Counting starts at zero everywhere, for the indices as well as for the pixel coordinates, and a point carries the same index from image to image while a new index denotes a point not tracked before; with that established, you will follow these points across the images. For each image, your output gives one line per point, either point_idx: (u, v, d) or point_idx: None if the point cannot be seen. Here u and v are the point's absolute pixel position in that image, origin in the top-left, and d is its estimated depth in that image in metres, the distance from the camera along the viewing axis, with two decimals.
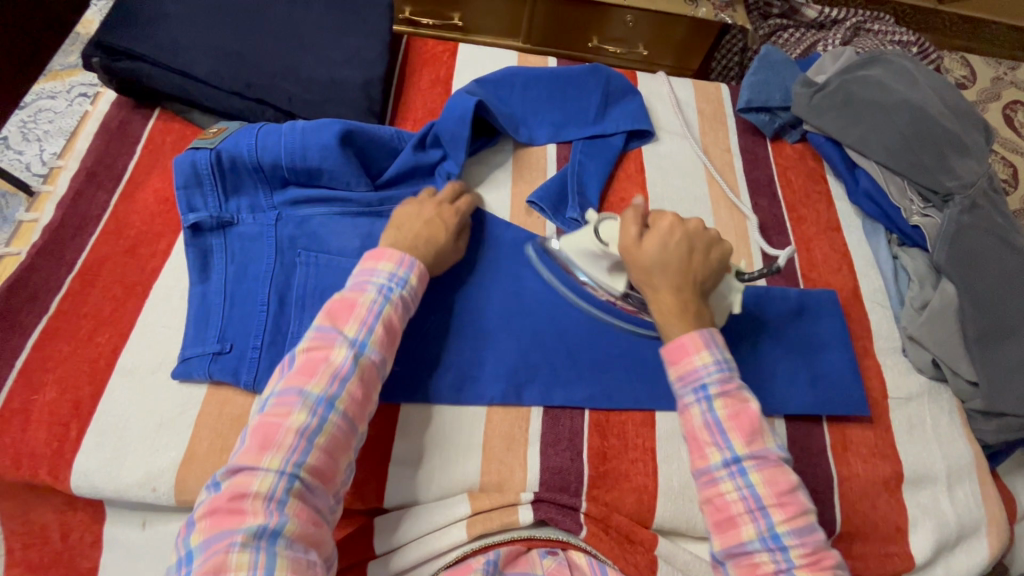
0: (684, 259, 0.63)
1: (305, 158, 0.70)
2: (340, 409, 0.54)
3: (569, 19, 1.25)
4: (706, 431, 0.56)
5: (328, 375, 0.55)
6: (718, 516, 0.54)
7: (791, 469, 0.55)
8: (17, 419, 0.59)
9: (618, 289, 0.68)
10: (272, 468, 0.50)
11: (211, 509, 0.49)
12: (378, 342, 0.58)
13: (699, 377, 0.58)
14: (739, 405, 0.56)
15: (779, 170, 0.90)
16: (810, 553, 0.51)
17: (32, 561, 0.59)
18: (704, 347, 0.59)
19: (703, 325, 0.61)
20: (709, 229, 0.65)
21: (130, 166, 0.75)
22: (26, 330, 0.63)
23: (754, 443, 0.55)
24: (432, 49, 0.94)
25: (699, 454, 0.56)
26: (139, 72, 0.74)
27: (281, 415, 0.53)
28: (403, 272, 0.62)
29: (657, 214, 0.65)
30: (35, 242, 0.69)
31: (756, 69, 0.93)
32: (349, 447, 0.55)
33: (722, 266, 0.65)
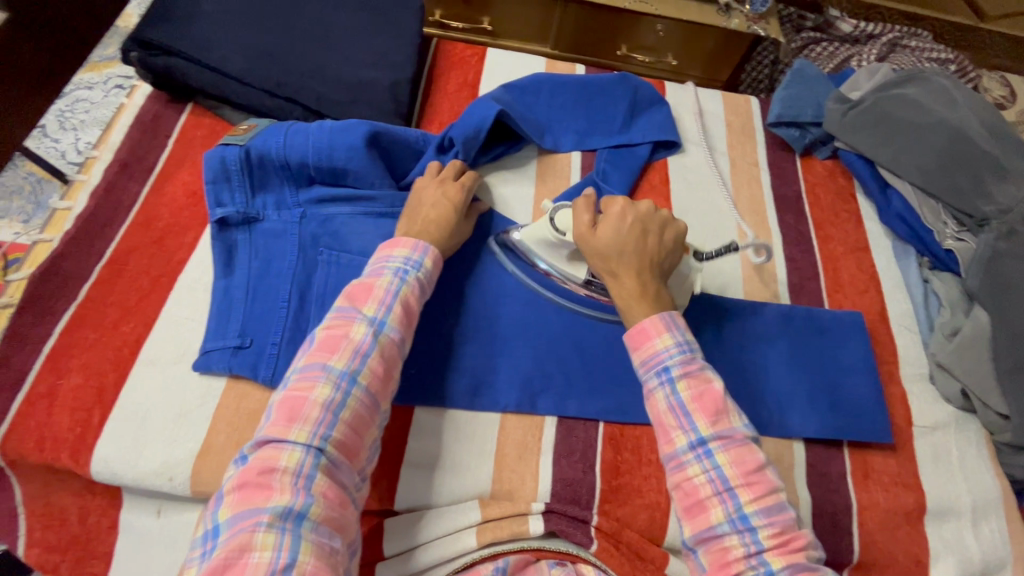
0: (640, 241, 0.65)
1: (332, 158, 0.71)
2: (362, 384, 0.55)
3: (599, 26, 1.25)
4: (672, 414, 0.57)
5: (349, 351, 0.56)
6: (687, 501, 0.55)
7: (758, 448, 0.56)
8: (42, 403, 0.60)
9: (580, 277, 0.70)
10: (299, 442, 0.51)
11: (240, 484, 0.49)
12: (396, 320, 0.59)
13: (661, 361, 0.59)
14: (703, 386, 0.57)
15: (807, 187, 0.88)
16: (778, 533, 0.52)
17: (49, 543, 0.60)
18: (665, 331, 0.60)
19: (662, 308, 0.63)
20: (658, 210, 0.67)
21: (161, 160, 0.77)
22: (55, 316, 0.65)
23: (718, 423, 0.56)
24: (460, 53, 0.94)
25: (665, 438, 0.57)
26: (173, 68, 0.76)
27: (306, 390, 0.54)
28: (418, 256, 0.64)
29: (609, 199, 0.68)
30: (67, 230, 0.71)
31: (788, 83, 0.91)
32: (372, 423, 0.56)
33: (676, 246, 0.67)
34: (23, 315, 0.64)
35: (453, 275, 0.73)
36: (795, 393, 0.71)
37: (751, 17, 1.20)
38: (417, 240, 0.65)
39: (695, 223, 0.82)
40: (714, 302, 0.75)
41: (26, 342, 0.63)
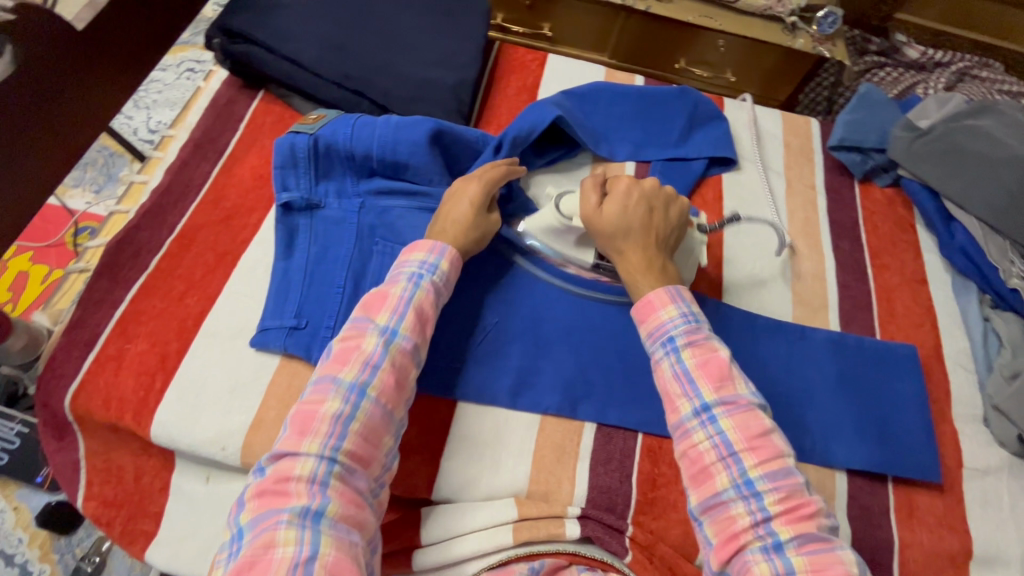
0: (646, 218, 0.68)
1: (395, 152, 0.73)
2: (372, 395, 0.56)
3: (659, 38, 1.25)
4: (677, 382, 0.59)
5: (360, 363, 0.57)
6: (693, 468, 0.56)
7: (765, 415, 0.57)
8: (110, 364, 0.63)
9: (587, 260, 0.72)
10: (311, 452, 0.52)
11: (259, 490, 0.51)
12: (409, 328, 0.60)
13: (666, 331, 0.61)
14: (707, 353, 0.59)
15: (865, 214, 0.86)
16: (785, 499, 0.52)
17: (106, 497, 0.64)
18: (670, 302, 0.62)
19: (668, 282, 0.66)
20: (662, 187, 0.71)
21: (232, 143, 0.80)
22: (127, 284, 0.68)
23: (722, 389, 0.57)
24: (522, 57, 0.95)
25: (672, 407, 0.59)
26: (250, 56, 0.79)
27: (317, 403, 0.55)
28: (433, 259, 0.64)
29: (614, 179, 0.72)
30: (143, 203, 0.74)
31: (854, 107, 0.89)
32: (386, 433, 0.57)
33: (682, 222, 0.71)
34: (99, 280, 0.68)
35: (502, 275, 0.74)
36: (841, 422, 0.69)
37: (817, 37, 1.18)
38: (435, 241, 0.65)
39: (747, 241, 0.81)
40: (762, 323, 0.74)
41: (99, 306, 0.66)
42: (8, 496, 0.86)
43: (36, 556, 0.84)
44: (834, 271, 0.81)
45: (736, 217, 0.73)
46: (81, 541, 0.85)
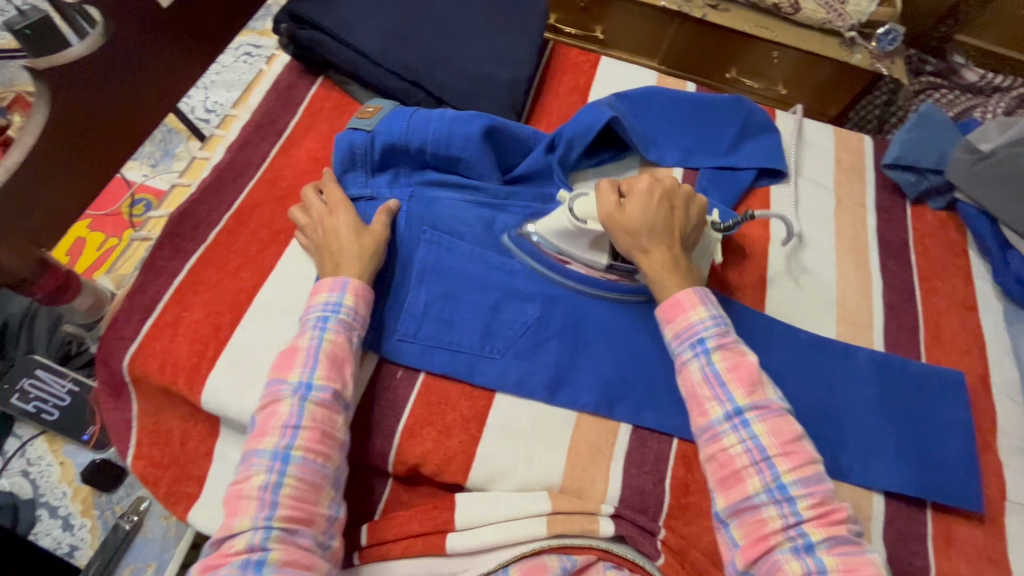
0: (668, 215, 0.67)
1: (449, 147, 0.74)
2: (296, 457, 0.55)
3: (712, 46, 1.24)
4: (706, 385, 0.59)
5: (278, 429, 0.57)
6: (723, 471, 0.56)
7: (794, 420, 0.58)
8: (167, 331, 0.66)
9: (602, 262, 0.71)
10: (244, 528, 0.53)
11: (204, 564, 0.53)
12: (322, 375, 0.59)
13: (695, 332, 0.62)
14: (738, 357, 0.60)
15: (915, 236, 0.84)
16: (818, 504, 0.53)
17: (153, 458, 0.66)
18: (699, 304, 0.63)
19: (692, 282, 0.66)
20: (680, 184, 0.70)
21: (291, 125, 0.83)
22: (186, 254, 0.70)
23: (754, 394, 0.58)
24: (575, 57, 0.96)
25: (700, 409, 0.59)
26: (315, 42, 0.81)
27: (244, 480, 0.55)
28: (338, 297, 0.63)
29: (633, 179, 0.70)
30: (205, 178, 0.77)
31: (911, 127, 0.88)
32: (325, 486, 0.56)
33: (700, 220, 0.70)
34: (160, 249, 0.71)
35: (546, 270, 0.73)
36: (881, 444, 0.68)
37: (876, 54, 1.17)
38: (335, 278, 0.64)
39: (792, 255, 0.81)
40: (805, 337, 0.73)
41: (160, 274, 0.69)
42: (56, 451, 0.91)
43: (78, 510, 0.87)
44: (881, 290, 0.79)
45: (753, 215, 0.71)
46: (121, 499, 0.88)
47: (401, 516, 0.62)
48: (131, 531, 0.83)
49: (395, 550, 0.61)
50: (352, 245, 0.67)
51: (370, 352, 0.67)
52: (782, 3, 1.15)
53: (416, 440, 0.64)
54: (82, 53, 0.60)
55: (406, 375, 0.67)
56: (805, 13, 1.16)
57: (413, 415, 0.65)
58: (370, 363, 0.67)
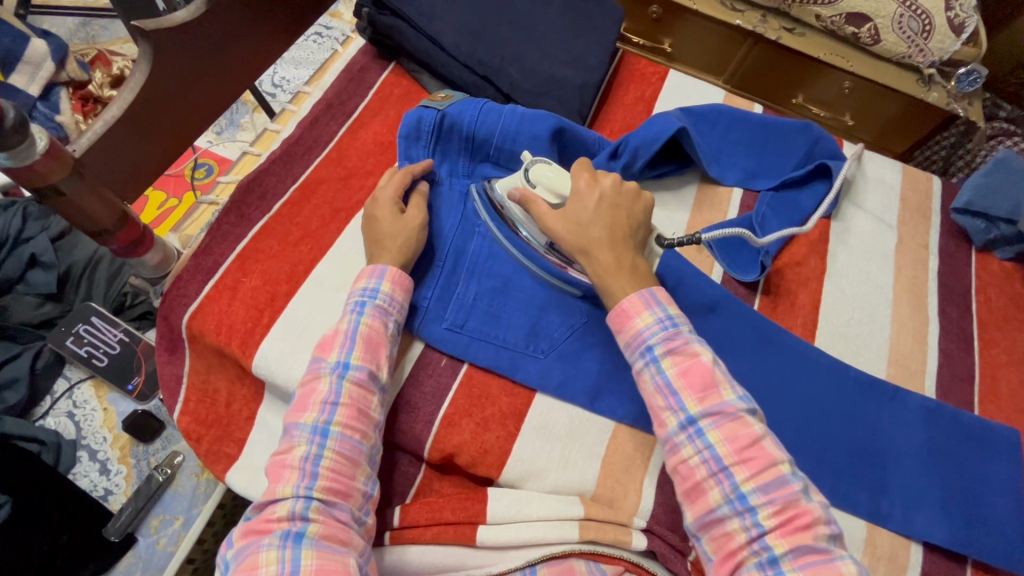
0: (614, 217, 0.65)
1: (515, 142, 0.74)
2: (335, 432, 0.56)
3: (781, 68, 1.24)
4: (659, 395, 0.57)
5: (318, 405, 0.57)
6: (685, 485, 0.54)
7: (753, 420, 0.55)
8: (226, 295, 0.68)
9: (541, 239, 0.70)
10: (287, 495, 0.53)
11: (245, 531, 0.53)
12: (360, 356, 0.59)
13: (644, 340, 0.59)
14: (687, 361, 0.57)
15: (978, 284, 0.82)
16: (778, 511, 0.51)
17: (199, 416, 0.68)
18: (645, 308, 0.59)
19: (641, 283, 0.62)
20: (624, 185, 0.67)
21: (360, 107, 0.84)
22: (251, 223, 0.72)
23: (707, 399, 0.55)
24: (644, 67, 0.96)
25: (658, 421, 0.57)
26: (394, 28, 0.83)
27: (287, 450, 0.56)
28: (376, 282, 0.64)
29: (576, 173, 0.68)
30: (274, 151, 0.78)
31: (986, 172, 0.85)
32: (363, 462, 0.57)
33: (645, 217, 0.67)
34: (227, 215, 0.73)
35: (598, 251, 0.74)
36: (926, 494, 0.66)
37: (954, 94, 1.15)
38: (373, 265, 0.65)
39: (847, 290, 0.79)
40: (854, 375, 0.71)
41: (225, 238, 0.71)
42: (100, 398, 0.95)
43: (116, 457, 0.91)
44: (937, 336, 0.77)
45: (699, 241, 0.69)
46: (157, 452, 0.91)
47: (435, 502, 0.63)
48: (163, 484, 0.86)
49: (425, 535, 0.61)
50: (409, 230, 0.68)
51: (417, 338, 0.68)
52: (862, 33, 1.12)
53: (454, 430, 0.64)
54: (185, 18, 0.63)
55: (449, 364, 0.67)
56: (884, 45, 1.13)
57: (454, 404, 0.65)
58: (416, 349, 0.68)
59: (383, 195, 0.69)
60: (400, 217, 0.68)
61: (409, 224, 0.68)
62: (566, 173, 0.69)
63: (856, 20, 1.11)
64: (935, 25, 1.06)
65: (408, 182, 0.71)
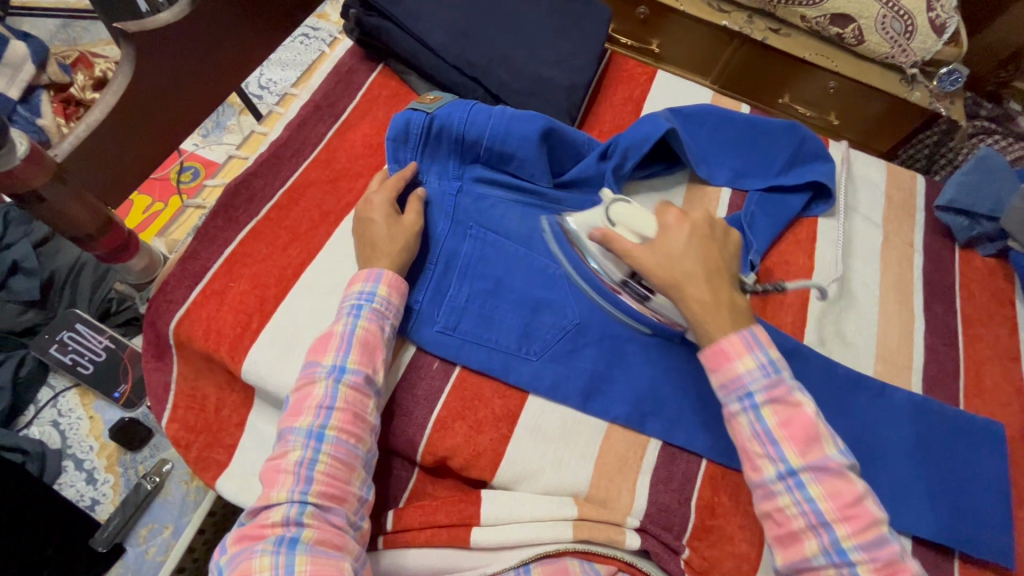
0: (706, 251, 0.62)
1: (504, 143, 0.73)
2: (330, 437, 0.56)
3: (767, 69, 1.25)
4: (757, 442, 0.56)
5: (313, 409, 0.57)
6: (779, 530, 0.55)
7: (855, 476, 0.55)
8: (213, 299, 0.67)
9: (618, 275, 0.67)
10: (281, 501, 0.53)
11: (239, 537, 0.52)
12: (356, 360, 0.59)
13: (743, 385, 0.57)
14: (790, 412, 0.56)
15: (961, 281, 0.83)
16: (880, 568, 0.51)
17: (188, 422, 0.68)
18: (746, 352, 0.58)
19: (742, 322, 0.60)
20: (714, 219, 0.65)
21: (348, 109, 0.84)
22: (238, 227, 0.71)
23: (810, 453, 0.55)
24: (633, 68, 0.96)
25: (753, 465, 0.57)
26: (382, 30, 0.82)
27: (281, 455, 0.56)
28: (372, 286, 0.63)
29: (659, 212, 0.64)
30: (261, 153, 0.78)
31: (967, 170, 0.85)
32: (357, 466, 0.57)
33: (735, 253, 0.66)
34: (215, 218, 0.72)
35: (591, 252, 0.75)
36: (913, 488, 0.67)
37: (936, 93, 1.17)
38: (369, 269, 0.64)
39: (835, 288, 0.79)
40: (844, 373, 0.72)
41: (212, 242, 0.70)
42: (86, 405, 0.93)
43: (103, 465, 0.89)
44: (923, 333, 0.78)
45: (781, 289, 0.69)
46: (145, 459, 0.90)
47: (429, 505, 0.62)
48: (152, 492, 0.84)
49: (420, 538, 0.61)
50: (399, 233, 0.67)
51: (409, 341, 0.68)
52: (846, 34, 1.14)
53: (447, 432, 0.64)
54: (169, 20, 0.62)
55: (441, 367, 0.67)
56: (868, 45, 1.14)
57: (447, 407, 0.65)
58: (408, 352, 0.68)
59: (375, 199, 0.69)
60: (391, 220, 0.68)
61: (401, 227, 0.68)
62: (648, 211, 0.65)
63: (839, 21, 1.12)
64: (917, 25, 1.08)
65: (399, 185, 0.71)
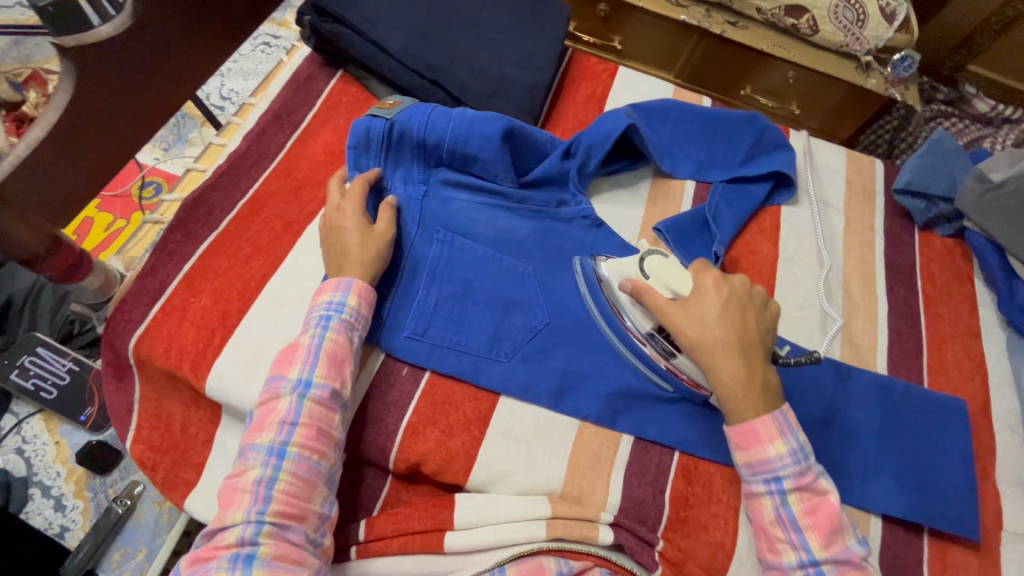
0: (741, 318, 0.62)
1: (466, 145, 0.73)
2: (291, 453, 0.55)
3: (728, 62, 1.27)
4: (780, 526, 0.58)
5: (276, 425, 0.56)
6: None
7: (871, 569, 0.57)
8: (175, 315, 0.66)
9: (645, 327, 0.65)
10: (238, 521, 0.52)
11: (193, 557, 0.51)
12: (322, 374, 0.58)
13: (773, 470, 0.58)
14: (817, 500, 0.58)
15: (922, 262, 0.85)
16: None
17: (153, 442, 0.66)
18: (778, 436, 0.59)
19: (769, 404, 0.60)
20: (754, 288, 0.65)
21: (308, 117, 0.83)
22: (198, 241, 0.70)
23: (832, 544, 0.56)
24: (594, 65, 0.96)
25: (772, 547, 0.58)
26: (338, 36, 0.82)
27: (239, 474, 0.55)
28: (342, 296, 0.62)
29: (697, 273, 0.65)
30: (220, 165, 0.77)
31: (923, 154, 0.88)
32: (320, 483, 0.56)
33: (771, 326, 0.65)
34: (173, 233, 0.70)
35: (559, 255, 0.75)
36: (882, 466, 0.68)
37: (890, 80, 1.19)
38: (339, 278, 0.63)
39: (799, 274, 0.81)
40: (811, 358, 0.73)
41: (171, 258, 0.69)
42: (52, 431, 0.91)
43: (71, 491, 0.87)
44: (886, 315, 0.80)
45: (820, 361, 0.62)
46: (115, 483, 0.87)
47: (401, 513, 0.62)
48: (123, 515, 0.82)
49: (392, 547, 0.60)
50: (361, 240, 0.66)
51: (378, 348, 0.67)
52: (801, 24, 1.16)
53: (418, 438, 0.63)
54: (111, 33, 0.61)
55: (411, 372, 0.67)
56: (823, 35, 1.17)
57: (417, 413, 0.64)
58: (377, 358, 0.67)
59: (337, 208, 0.69)
60: (353, 226, 0.67)
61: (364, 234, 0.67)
62: (686, 272, 0.65)
63: (794, 12, 1.15)
64: (868, 14, 1.11)
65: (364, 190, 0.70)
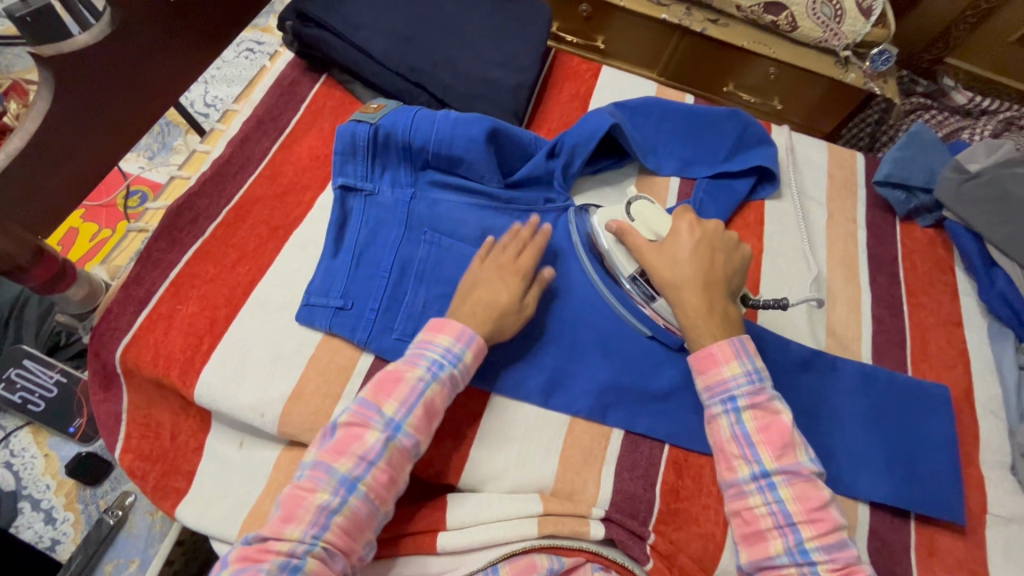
0: (710, 257, 0.68)
1: (451, 147, 0.73)
2: (360, 491, 0.55)
3: (710, 59, 1.28)
4: (735, 443, 0.61)
5: (356, 456, 0.56)
6: (746, 529, 0.58)
7: (822, 484, 0.59)
8: (161, 323, 0.65)
9: (629, 270, 0.71)
10: (292, 538, 0.53)
11: (242, 553, 0.52)
12: (413, 424, 0.58)
13: (728, 388, 0.62)
14: (769, 418, 0.61)
15: (904, 252, 0.87)
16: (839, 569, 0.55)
17: (143, 451, 0.66)
18: (733, 358, 0.63)
19: (730, 331, 0.65)
20: (725, 231, 0.71)
21: (292, 122, 0.83)
22: (184, 248, 0.70)
23: (783, 457, 0.59)
24: (577, 65, 0.97)
25: (727, 465, 0.61)
26: (320, 40, 0.82)
27: (308, 489, 0.55)
28: (460, 347, 0.62)
29: (675, 217, 0.72)
30: (204, 172, 0.77)
31: (903, 145, 0.89)
32: (371, 526, 0.56)
33: (742, 267, 0.71)
34: (158, 241, 0.70)
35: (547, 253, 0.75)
36: (869, 453, 0.69)
37: (869, 74, 1.21)
38: (462, 326, 0.63)
39: (784, 267, 0.82)
40: (797, 350, 0.73)
41: (157, 266, 0.69)
42: (40, 444, 0.90)
43: (62, 503, 0.86)
44: (869, 305, 0.81)
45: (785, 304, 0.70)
46: (106, 494, 0.87)
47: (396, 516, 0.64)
48: (114, 526, 0.82)
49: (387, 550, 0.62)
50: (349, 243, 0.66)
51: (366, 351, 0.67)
52: (781, 21, 1.18)
53: None
54: (87, 41, 0.61)
55: None
56: (803, 31, 1.18)
57: None
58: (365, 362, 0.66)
59: None
60: None
61: None
62: (666, 214, 0.72)
63: (773, 9, 1.16)
64: (846, 9, 1.13)
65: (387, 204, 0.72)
